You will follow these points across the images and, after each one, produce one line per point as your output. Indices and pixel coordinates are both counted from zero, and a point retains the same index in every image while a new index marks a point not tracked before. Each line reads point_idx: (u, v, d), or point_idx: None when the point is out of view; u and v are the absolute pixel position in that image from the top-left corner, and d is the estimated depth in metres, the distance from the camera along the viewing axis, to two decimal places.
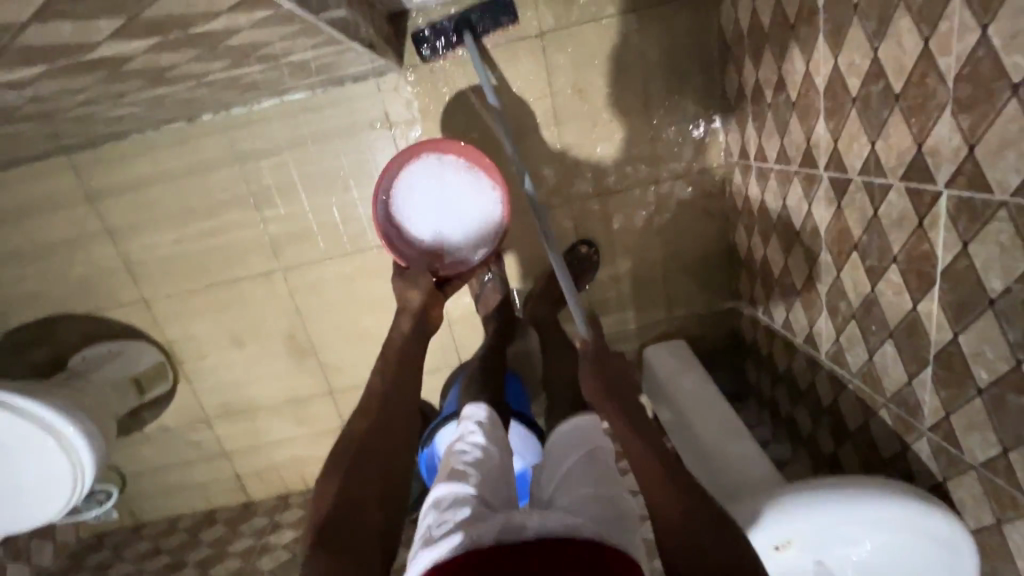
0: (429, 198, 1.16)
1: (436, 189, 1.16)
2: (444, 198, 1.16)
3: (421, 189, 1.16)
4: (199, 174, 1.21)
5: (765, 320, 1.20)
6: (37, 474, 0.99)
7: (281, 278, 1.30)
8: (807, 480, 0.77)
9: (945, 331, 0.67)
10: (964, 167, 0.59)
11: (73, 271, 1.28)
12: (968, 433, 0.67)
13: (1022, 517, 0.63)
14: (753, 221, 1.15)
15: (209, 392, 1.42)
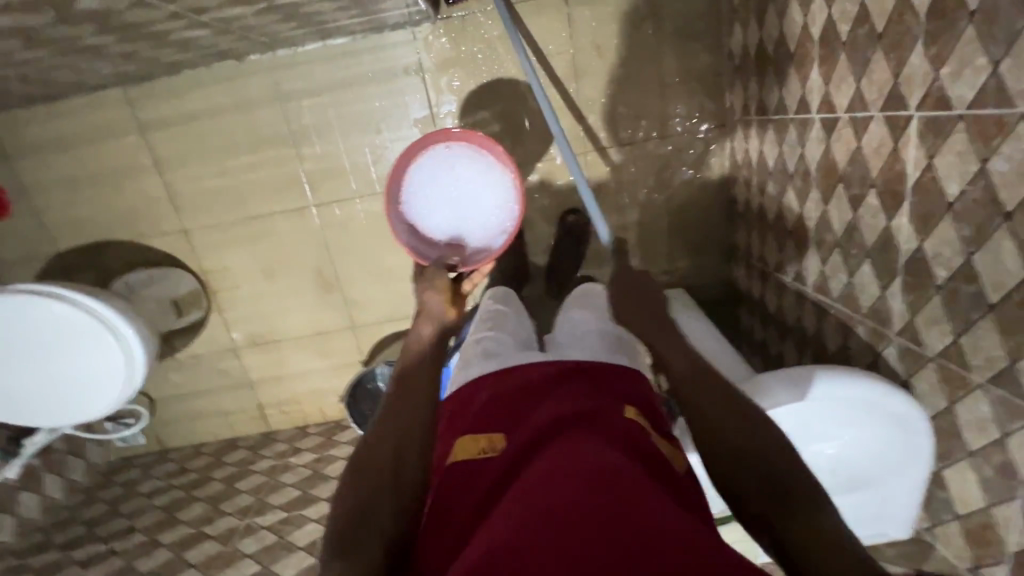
0: (444, 193, 1.23)
1: (447, 181, 1.23)
2: (455, 184, 1.23)
3: (434, 186, 1.23)
4: (243, 111, 1.31)
5: (759, 267, 1.31)
6: (93, 368, 1.08)
7: (313, 214, 1.41)
8: (793, 371, 0.86)
9: (912, 240, 0.78)
10: (931, 90, 0.70)
11: (120, 199, 1.38)
12: (928, 329, 0.78)
13: (969, 395, 0.73)
14: (752, 173, 1.26)
15: (239, 322, 1.52)
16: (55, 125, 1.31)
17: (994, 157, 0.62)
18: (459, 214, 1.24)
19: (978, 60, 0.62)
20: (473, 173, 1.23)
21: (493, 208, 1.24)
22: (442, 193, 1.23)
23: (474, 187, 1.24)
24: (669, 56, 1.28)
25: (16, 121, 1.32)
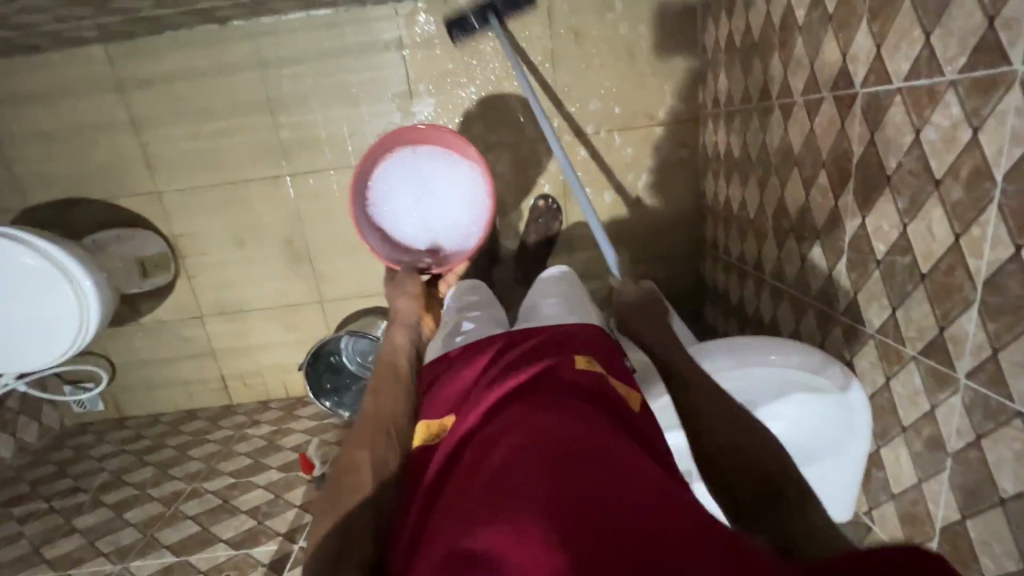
0: (414, 196, 1.23)
1: (417, 183, 1.23)
2: (425, 186, 1.23)
3: (405, 187, 1.23)
4: (224, 75, 1.33)
5: (724, 258, 1.32)
6: (46, 315, 1.07)
7: (287, 182, 1.41)
8: (728, 342, 0.87)
9: (856, 217, 0.79)
10: (874, 66, 0.72)
11: (94, 156, 1.38)
12: (868, 305, 0.79)
13: (903, 368, 0.74)
14: (720, 165, 1.28)
15: (206, 289, 1.51)
16: (35, 77, 1.32)
17: (925, 127, 0.64)
18: (430, 218, 1.24)
19: (913, 32, 0.64)
20: (444, 175, 1.23)
21: (465, 211, 1.24)
22: (414, 193, 1.23)
23: (446, 189, 1.24)
24: (645, 47, 1.31)
25: None
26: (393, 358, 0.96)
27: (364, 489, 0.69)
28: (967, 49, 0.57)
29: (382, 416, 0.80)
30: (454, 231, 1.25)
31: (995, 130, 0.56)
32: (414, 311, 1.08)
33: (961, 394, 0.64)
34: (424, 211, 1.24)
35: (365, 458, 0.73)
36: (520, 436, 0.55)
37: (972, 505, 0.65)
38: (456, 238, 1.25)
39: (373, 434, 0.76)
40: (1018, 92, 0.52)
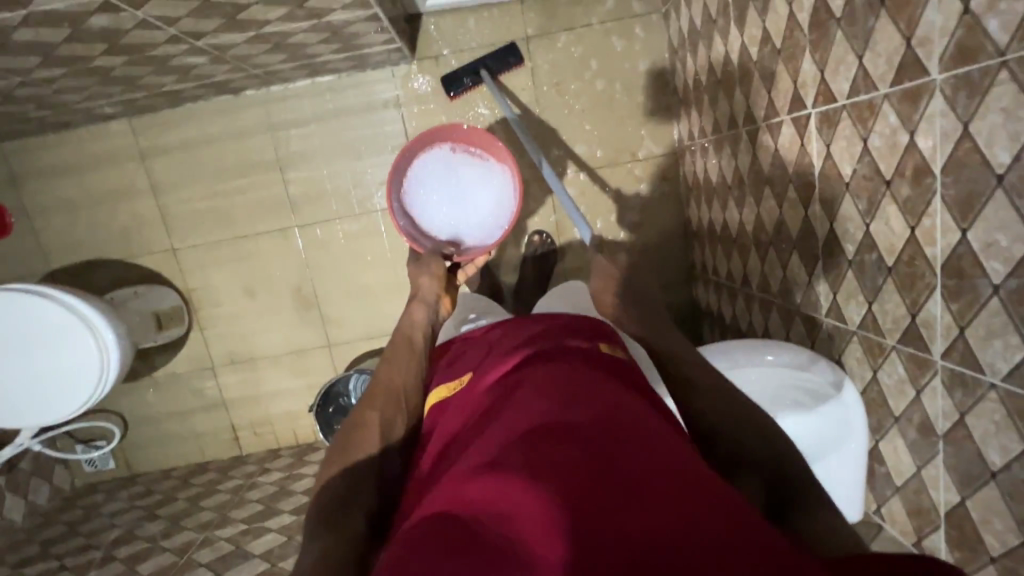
0: (445, 189, 1.31)
1: (450, 178, 1.31)
2: (458, 182, 1.31)
3: (437, 181, 1.31)
4: (237, 139, 1.44)
5: (713, 279, 1.38)
6: (68, 367, 1.12)
7: (296, 234, 1.50)
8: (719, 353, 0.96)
9: (825, 223, 0.86)
10: (821, 89, 0.80)
11: (115, 220, 1.48)
12: (847, 304, 0.84)
13: (886, 359, 0.78)
14: (701, 191, 1.36)
15: (218, 340, 1.56)
16: (64, 151, 1.44)
17: (871, 136, 0.72)
18: (458, 211, 1.31)
19: (848, 56, 0.73)
20: (477, 174, 1.31)
21: (491, 209, 1.31)
22: (444, 187, 1.30)
23: (476, 187, 1.31)
24: (622, 91, 1.43)
25: (28, 148, 1.44)
26: (409, 333, 1.01)
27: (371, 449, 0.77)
28: (893, 67, 0.66)
29: (394, 387, 0.86)
30: (478, 227, 1.31)
31: (927, 132, 0.63)
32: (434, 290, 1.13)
33: (939, 375, 0.68)
34: (451, 205, 1.31)
35: (375, 420, 0.80)
36: (543, 389, 0.61)
37: (967, 485, 0.67)
38: (479, 232, 1.31)
39: (383, 402, 0.83)
40: (939, 98, 0.60)
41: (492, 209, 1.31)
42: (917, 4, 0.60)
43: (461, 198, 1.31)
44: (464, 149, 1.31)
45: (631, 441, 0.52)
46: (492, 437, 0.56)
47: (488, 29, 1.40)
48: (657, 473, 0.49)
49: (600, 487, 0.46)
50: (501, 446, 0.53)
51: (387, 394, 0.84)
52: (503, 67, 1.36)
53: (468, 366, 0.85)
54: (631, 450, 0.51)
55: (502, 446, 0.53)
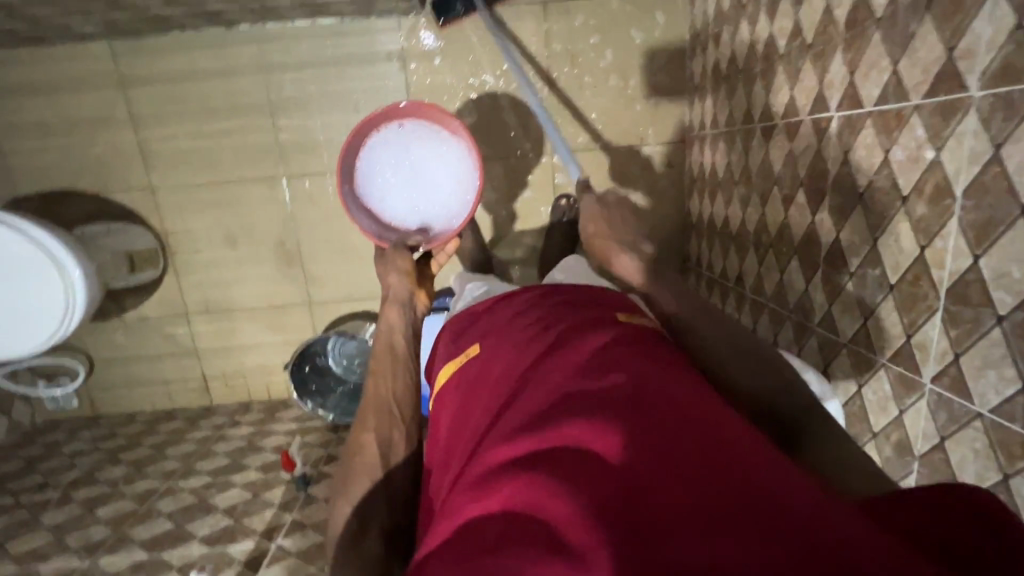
0: (402, 174, 1.21)
1: (404, 164, 1.21)
2: (410, 166, 1.21)
3: (392, 166, 1.21)
4: (226, 77, 1.36)
5: (707, 274, 1.37)
6: (30, 302, 1.06)
7: (282, 184, 1.43)
8: None
9: (830, 232, 0.84)
10: (848, 92, 0.77)
11: (90, 150, 1.39)
12: (841, 316, 0.83)
13: (873, 375, 0.78)
14: (705, 184, 1.33)
15: (194, 286, 1.50)
16: (37, 69, 1.34)
17: (893, 148, 0.69)
18: (416, 197, 1.21)
19: (882, 61, 0.70)
20: (430, 153, 1.22)
21: (452, 187, 1.22)
22: (402, 171, 1.21)
23: (433, 167, 1.22)
24: (637, 71, 1.37)
25: None
26: (391, 339, 0.88)
27: (376, 476, 0.71)
28: (929, 77, 0.63)
29: (383, 398, 0.77)
30: (443, 207, 1.22)
31: (955, 150, 0.60)
32: (407, 286, 0.95)
33: (926, 398, 0.68)
34: (413, 192, 1.22)
35: (373, 440, 0.73)
36: (569, 361, 0.55)
37: None
38: (442, 212, 1.21)
39: (377, 414, 0.76)
40: (973, 116, 0.58)
41: (459, 189, 1.21)
42: (966, 12, 0.57)
43: (421, 181, 1.22)
44: (409, 128, 1.21)
45: (678, 412, 0.46)
46: (515, 418, 0.51)
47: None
48: (713, 444, 0.42)
49: (647, 473, 0.41)
50: (527, 428, 0.49)
51: (378, 407, 0.76)
52: None
53: (473, 330, 0.78)
54: (678, 421, 0.45)
55: (528, 429, 0.48)
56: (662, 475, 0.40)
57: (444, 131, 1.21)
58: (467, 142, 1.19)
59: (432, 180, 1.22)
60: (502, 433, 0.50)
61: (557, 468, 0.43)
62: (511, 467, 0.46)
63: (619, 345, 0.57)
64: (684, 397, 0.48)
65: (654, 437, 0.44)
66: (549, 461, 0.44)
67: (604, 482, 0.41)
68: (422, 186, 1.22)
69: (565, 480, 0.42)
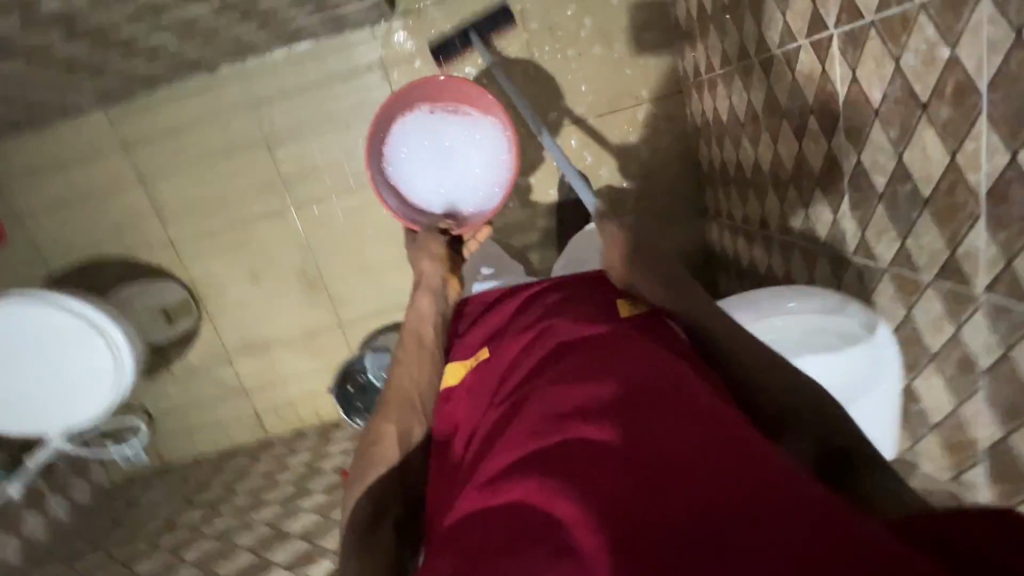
0: (432, 156, 1.21)
1: (434, 144, 1.21)
2: (443, 147, 1.21)
3: (422, 147, 1.20)
4: (219, 120, 1.38)
5: (728, 223, 1.33)
6: (85, 369, 1.13)
7: (292, 214, 1.46)
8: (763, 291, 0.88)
9: (851, 156, 0.80)
10: (845, 6, 0.73)
11: (109, 217, 1.44)
12: (877, 241, 0.79)
13: (921, 296, 0.74)
14: (710, 131, 1.29)
15: (230, 328, 1.55)
16: (45, 149, 1.39)
17: (904, 54, 0.65)
18: (449, 178, 1.21)
19: None
20: (464, 134, 1.21)
21: (484, 170, 1.21)
22: (433, 153, 1.20)
23: (465, 147, 1.21)
24: (620, 30, 1.33)
25: (6, 150, 1.39)
26: (419, 328, 0.94)
27: (393, 462, 0.79)
28: None
29: (408, 391, 0.84)
30: (475, 191, 1.22)
31: (971, 44, 0.56)
32: (439, 274, 1.03)
33: (982, 309, 0.64)
34: (445, 175, 1.21)
35: (393, 432, 0.80)
36: (573, 366, 0.61)
37: (1013, 419, 0.64)
38: (475, 195, 1.22)
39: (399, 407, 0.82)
40: (987, 2, 0.53)
41: (491, 171, 1.21)
42: None
43: (452, 164, 1.21)
44: (443, 109, 1.21)
45: (675, 413, 0.52)
46: (524, 420, 0.57)
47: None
48: (704, 441, 0.49)
49: (647, 470, 0.47)
50: (538, 430, 0.54)
51: (402, 401, 0.83)
52: (494, 29, 1.25)
53: (483, 332, 0.84)
54: (676, 423, 0.51)
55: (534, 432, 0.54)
56: (656, 471, 0.47)
57: (477, 112, 1.20)
58: (504, 122, 1.18)
59: (464, 162, 1.21)
60: (513, 434, 0.56)
61: (567, 467, 0.49)
62: (520, 469, 0.51)
63: (618, 350, 0.62)
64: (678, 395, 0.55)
65: (653, 437, 0.50)
66: (561, 460, 0.50)
67: (610, 477, 0.47)
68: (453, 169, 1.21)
69: (569, 483, 0.48)
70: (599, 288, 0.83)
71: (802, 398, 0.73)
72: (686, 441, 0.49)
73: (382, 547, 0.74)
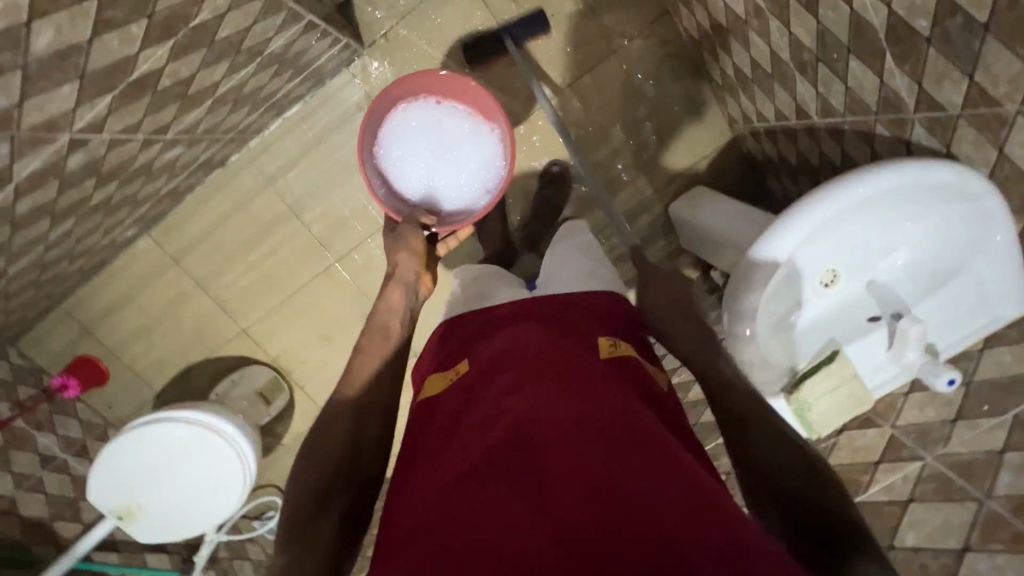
0: (424, 149, 1.20)
1: (432, 136, 1.20)
2: (440, 142, 1.20)
3: (414, 140, 1.20)
4: (246, 206, 1.45)
5: (760, 127, 1.24)
6: (215, 466, 1.23)
7: (338, 269, 1.51)
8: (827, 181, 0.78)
9: (880, 9, 0.73)
10: None
11: (184, 327, 1.54)
12: (940, 88, 0.72)
13: (1012, 129, 0.66)
14: (711, 40, 1.21)
15: (321, 391, 1.63)
16: (113, 286, 1.51)
17: None
18: (441, 171, 1.20)
19: None
20: (463, 131, 1.20)
21: (476, 171, 1.21)
22: (424, 147, 1.19)
23: (463, 147, 1.20)
24: None
25: (83, 298, 1.52)
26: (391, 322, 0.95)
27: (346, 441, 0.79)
28: None
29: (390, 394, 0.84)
30: (461, 189, 1.22)
31: None
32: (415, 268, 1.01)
33: None
34: (433, 167, 1.20)
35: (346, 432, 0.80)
36: (538, 407, 0.67)
37: None
38: (465, 192, 1.21)
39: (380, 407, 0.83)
40: None
41: (484, 172, 1.21)
42: None
43: (444, 159, 1.20)
44: (446, 106, 1.20)
45: (620, 464, 0.59)
46: (483, 453, 0.63)
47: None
48: (640, 491, 0.56)
49: (580, 513, 0.54)
50: (495, 467, 0.61)
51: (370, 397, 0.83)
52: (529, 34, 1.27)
53: (466, 346, 0.87)
54: (617, 474, 0.58)
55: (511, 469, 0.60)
56: (595, 513, 0.54)
57: (480, 115, 1.20)
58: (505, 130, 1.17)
59: (454, 159, 1.21)
60: (470, 464, 0.63)
61: (511, 506, 0.56)
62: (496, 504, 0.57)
63: (582, 395, 0.68)
64: (630, 445, 0.61)
65: (596, 484, 0.57)
66: (505, 499, 0.57)
67: (550, 519, 0.54)
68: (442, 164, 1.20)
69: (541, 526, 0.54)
70: (591, 316, 0.86)
71: (758, 409, 0.71)
72: (619, 489, 0.56)
73: (320, 542, 0.70)
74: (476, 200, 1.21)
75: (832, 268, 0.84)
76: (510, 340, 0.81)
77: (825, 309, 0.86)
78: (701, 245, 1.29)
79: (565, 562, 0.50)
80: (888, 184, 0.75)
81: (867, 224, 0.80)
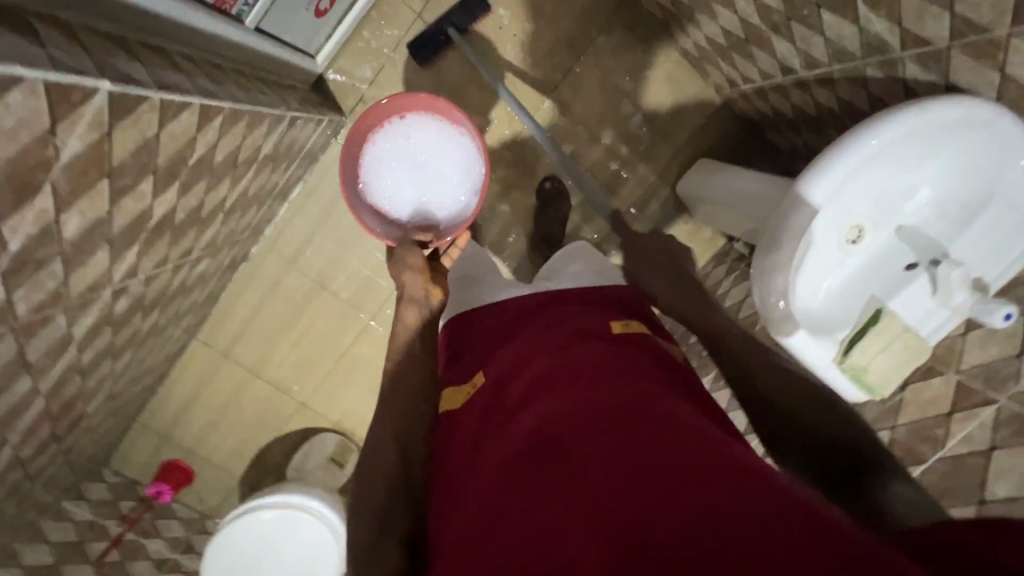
0: (404, 171, 1.22)
1: (408, 159, 1.22)
2: (416, 162, 1.22)
3: (392, 165, 1.22)
4: (276, 290, 1.52)
5: (748, 88, 1.22)
6: (309, 539, 1.30)
7: (375, 326, 1.56)
8: (832, 143, 0.75)
9: None
10: None
11: (245, 413, 1.62)
12: (922, 25, 0.70)
13: (1009, 50, 0.64)
14: (678, 17, 1.20)
15: None
16: (177, 392, 1.60)
17: None
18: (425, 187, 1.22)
19: None
20: (433, 141, 1.22)
21: (459, 175, 1.23)
22: (403, 169, 1.22)
23: (438, 156, 1.22)
24: None
25: (153, 410, 1.62)
26: None
27: None
28: None
29: None
30: (451, 196, 1.23)
31: None
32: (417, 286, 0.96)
33: None
34: (418, 185, 1.22)
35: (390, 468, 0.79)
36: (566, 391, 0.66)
37: None
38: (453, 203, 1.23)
39: None
40: None
41: (466, 172, 1.23)
42: None
43: (425, 174, 1.22)
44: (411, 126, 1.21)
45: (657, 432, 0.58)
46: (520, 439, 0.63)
47: (385, 35, 1.30)
48: (684, 453, 0.55)
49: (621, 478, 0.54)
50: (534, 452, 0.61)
51: None
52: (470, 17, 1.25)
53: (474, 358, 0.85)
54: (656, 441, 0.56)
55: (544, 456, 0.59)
56: (640, 478, 0.53)
57: (443, 120, 1.22)
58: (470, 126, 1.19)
59: (436, 172, 1.22)
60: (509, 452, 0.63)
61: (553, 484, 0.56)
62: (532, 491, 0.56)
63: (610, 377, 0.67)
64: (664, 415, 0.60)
65: (635, 454, 0.56)
66: (542, 484, 0.57)
67: (584, 493, 0.54)
68: (425, 182, 1.22)
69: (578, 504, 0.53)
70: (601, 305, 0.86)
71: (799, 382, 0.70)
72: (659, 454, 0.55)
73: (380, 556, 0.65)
74: (468, 201, 1.23)
75: (858, 224, 0.81)
76: (528, 340, 0.80)
77: (857, 266, 0.84)
78: (718, 220, 1.28)
79: (616, 534, 0.49)
80: (902, 129, 0.71)
81: (888, 168, 0.77)
